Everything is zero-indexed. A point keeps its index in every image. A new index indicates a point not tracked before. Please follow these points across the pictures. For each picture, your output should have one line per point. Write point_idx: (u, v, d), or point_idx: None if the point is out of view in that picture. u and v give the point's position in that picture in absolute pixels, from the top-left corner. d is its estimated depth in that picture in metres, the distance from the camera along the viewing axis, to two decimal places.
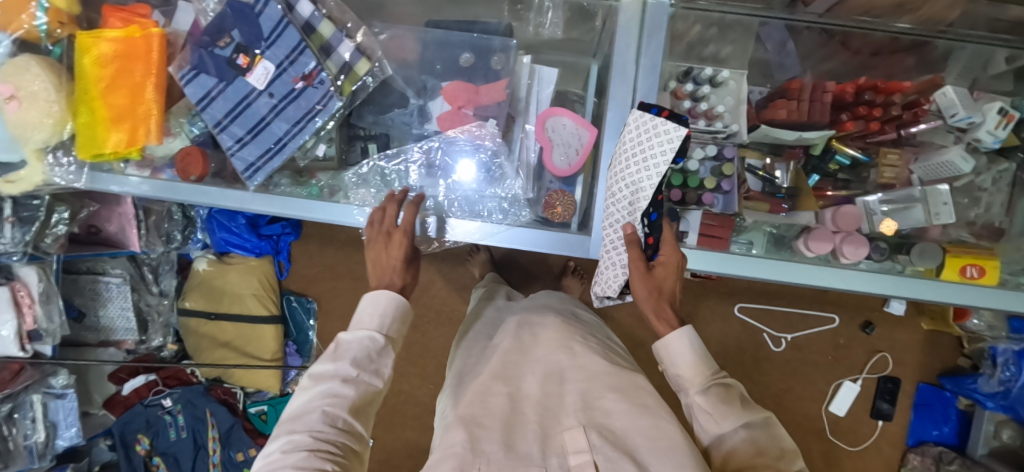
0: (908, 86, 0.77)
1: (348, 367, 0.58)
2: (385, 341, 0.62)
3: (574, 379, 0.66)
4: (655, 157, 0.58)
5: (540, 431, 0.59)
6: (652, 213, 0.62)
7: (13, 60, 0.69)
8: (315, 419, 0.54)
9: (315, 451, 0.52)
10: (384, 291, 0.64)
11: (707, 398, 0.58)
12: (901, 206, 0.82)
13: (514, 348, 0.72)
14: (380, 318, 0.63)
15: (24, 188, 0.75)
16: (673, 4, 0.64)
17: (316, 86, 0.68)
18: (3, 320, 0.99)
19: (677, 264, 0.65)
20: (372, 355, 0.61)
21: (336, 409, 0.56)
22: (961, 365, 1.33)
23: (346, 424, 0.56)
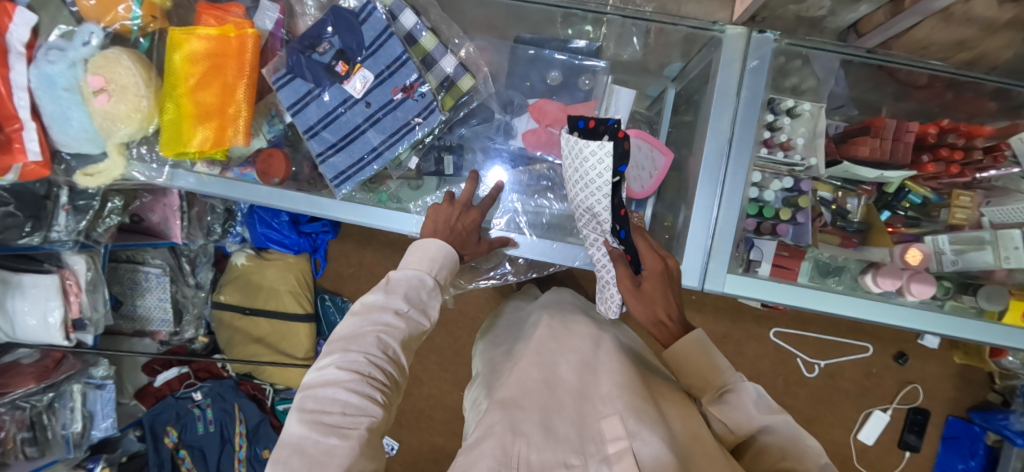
0: (989, 131, 0.80)
1: (399, 301, 0.56)
2: (433, 283, 0.61)
3: (610, 371, 0.61)
4: (600, 173, 0.62)
5: (575, 418, 0.55)
6: (620, 229, 0.65)
7: (104, 53, 0.68)
8: (370, 344, 0.52)
9: (366, 374, 0.50)
10: (436, 239, 0.63)
11: (720, 405, 0.58)
12: (969, 248, 0.81)
13: (549, 337, 0.68)
14: (425, 259, 0.61)
15: (101, 181, 0.75)
16: (776, 39, 0.71)
17: (416, 99, 0.71)
18: (51, 307, 0.97)
19: (663, 270, 0.65)
20: (423, 295, 0.59)
21: (389, 337, 0.54)
22: (990, 400, 1.34)
23: (394, 353, 0.54)
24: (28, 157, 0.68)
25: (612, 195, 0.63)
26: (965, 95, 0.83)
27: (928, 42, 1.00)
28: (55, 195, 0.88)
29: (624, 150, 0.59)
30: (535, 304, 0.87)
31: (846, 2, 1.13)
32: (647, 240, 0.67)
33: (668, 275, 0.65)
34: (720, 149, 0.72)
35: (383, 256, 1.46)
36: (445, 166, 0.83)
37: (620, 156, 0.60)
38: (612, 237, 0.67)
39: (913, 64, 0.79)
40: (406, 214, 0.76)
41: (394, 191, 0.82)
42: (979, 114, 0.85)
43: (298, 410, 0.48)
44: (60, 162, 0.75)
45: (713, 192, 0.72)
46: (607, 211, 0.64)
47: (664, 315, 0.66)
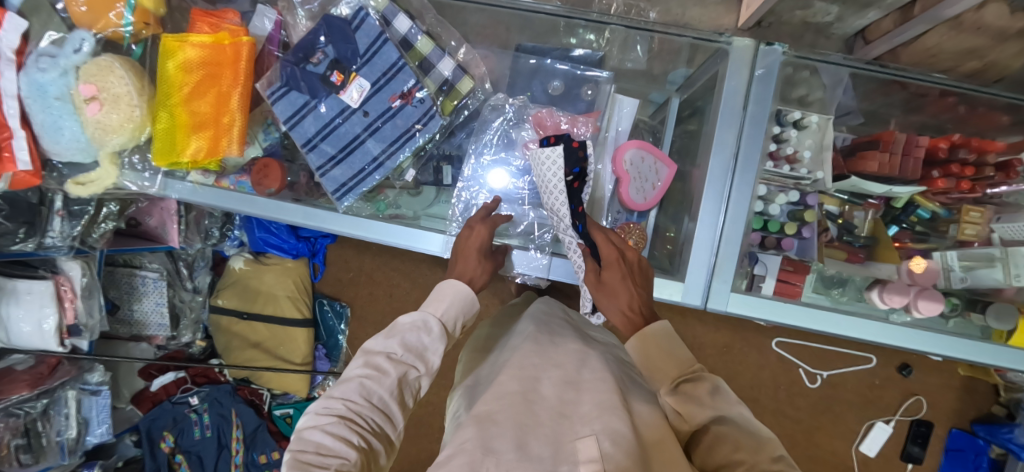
0: (1002, 146, 0.78)
1: (395, 345, 0.54)
2: (439, 328, 0.58)
3: (593, 390, 0.57)
4: (554, 169, 0.68)
5: (551, 436, 0.51)
6: (579, 223, 0.68)
7: (96, 60, 0.67)
8: (352, 389, 0.50)
9: (347, 419, 0.48)
10: (454, 283, 0.63)
11: (676, 395, 0.54)
12: (978, 265, 0.80)
13: (534, 352, 0.66)
14: (435, 303, 0.61)
15: (93, 190, 0.74)
16: (786, 51, 0.69)
17: (415, 105, 0.69)
18: (45, 313, 0.95)
19: (616, 258, 0.64)
20: (424, 339, 0.57)
21: (374, 383, 0.51)
22: (995, 413, 1.32)
23: (381, 400, 0.51)
24: (18, 166, 0.67)
25: (565, 193, 0.68)
26: (976, 108, 0.81)
27: (937, 51, 0.98)
28: (49, 200, 0.86)
29: (576, 155, 0.66)
30: (525, 316, 0.84)
31: (853, 8, 1.11)
32: (603, 233, 0.66)
33: (626, 264, 0.65)
34: (725, 165, 0.70)
35: (382, 261, 1.45)
36: (443, 176, 0.82)
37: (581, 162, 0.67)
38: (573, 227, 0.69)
39: (916, 77, 0.77)
40: (401, 227, 0.75)
41: (392, 199, 0.81)
42: (990, 128, 0.83)
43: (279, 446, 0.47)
44: (51, 170, 0.74)
45: (718, 207, 0.71)
46: (566, 208, 0.69)
47: (628, 308, 0.63)
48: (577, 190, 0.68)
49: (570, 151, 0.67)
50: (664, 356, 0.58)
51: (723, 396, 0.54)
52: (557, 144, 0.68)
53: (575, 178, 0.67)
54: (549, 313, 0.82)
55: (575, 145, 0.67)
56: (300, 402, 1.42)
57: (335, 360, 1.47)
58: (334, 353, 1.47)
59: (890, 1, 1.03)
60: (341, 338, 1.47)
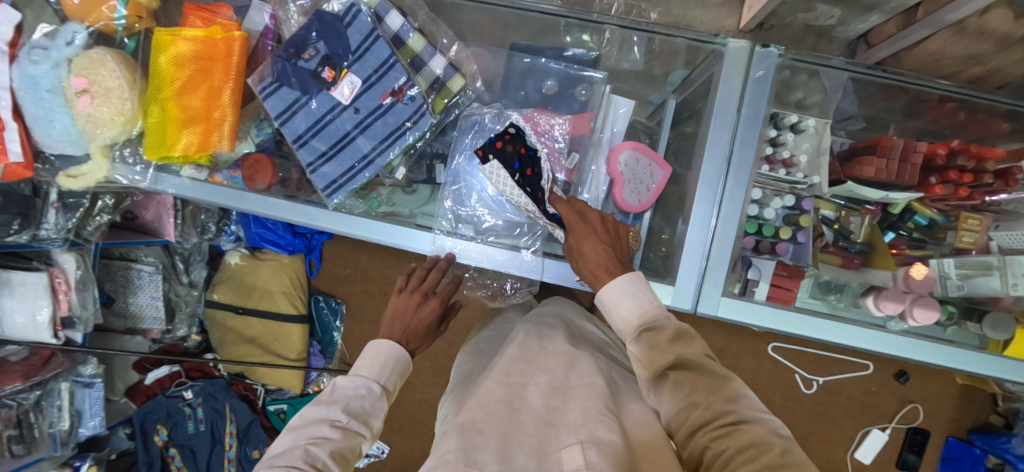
0: (1001, 153, 0.77)
1: (338, 411, 0.53)
2: (380, 391, 0.58)
3: (579, 396, 0.59)
4: (503, 181, 0.71)
5: (535, 446, 0.52)
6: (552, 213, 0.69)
7: (88, 54, 0.67)
8: (296, 455, 0.48)
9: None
10: (388, 341, 0.62)
11: (639, 343, 0.53)
12: (976, 273, 0.78)
13: (520, 356, 0.65)
14: (372, 364, 0.59)
15: (85, 183, 0.74)
16: (781, 53, 0.69)
17: (406, 103, 0.69)
18: (39, 305, 0.96)
19: (578, 218, 0.64)
20: (366, 405, 0.56)
21: (318, 448, 0.49)
22: (993, 422, 1.31)
23: (327, 466, 0.49)
24: (9, 157, 0.67)
25: (522, 186, 0.70)
26: (976, 115, 0.81)
27: (940, 56, 0.97)
28: (43, 193, 0.87)
29: (509, 152, 0.71)
30: (521, 318, 0.83)
31: (855, 12, 1.10)
32: (564, 201, 0.67)
33: (592, 225, 0.63)
34: (718, 168, 0.70)
35: (378, 259, 1.45)
36: (436, 174, 0.82)
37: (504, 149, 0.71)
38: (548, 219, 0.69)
39: (919, 82, 0.77)
40: (392, 226, 0.74)
41: (386, 197, 0.80)
42: (991, 135, 0.82)
43: None
44: (43, 162, 0.73)
45: (710, 211, 0.70)
46: (528, 199, 0.70)
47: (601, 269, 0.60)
48: (532, 176, 0.70)
49: (501, 152, 0.71)
50: (626, 307, 0.56)
51: (685, 341, 0.53)
52: (490, 156, 0.71)
53: (523, 170, 0.71)
54: (542, 311, 0.82)
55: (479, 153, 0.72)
56: (294, 398, 1.41)
57: (330, 357, 1.47)
58: (329, 349, 1.46)
59: (893, 6, 1.02)
60: (336, 334, 1.46)
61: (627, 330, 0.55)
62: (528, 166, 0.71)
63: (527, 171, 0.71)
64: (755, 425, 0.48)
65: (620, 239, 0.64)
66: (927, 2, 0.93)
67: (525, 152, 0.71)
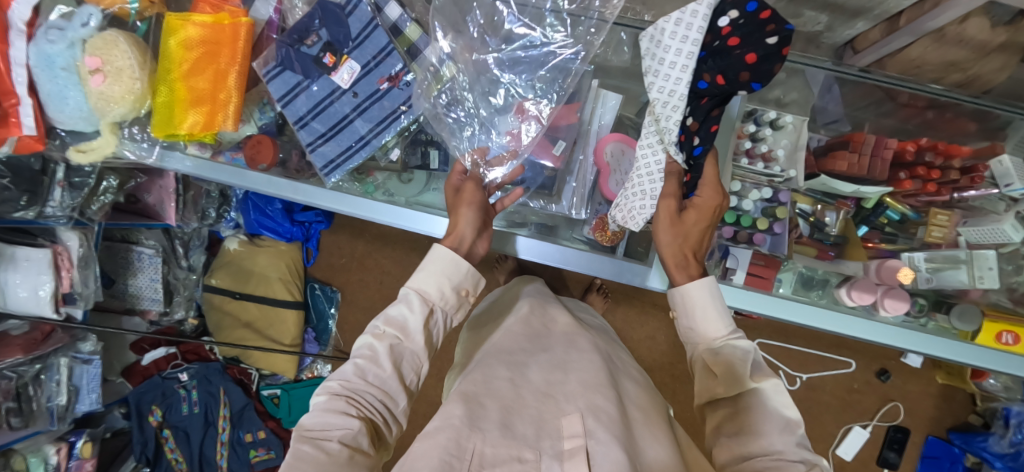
0: (966, 151, 0.81)
1: (381, 324, 0.57)
2: (420, 301, 0.58)
3: (579, 370, 0.60)
4: (678, 84, 0.59)
5: (535, 416, 0.53)
6: (695, 145, 0.63)
7: (102, 34, 0.70)
8: (348, 368, 0.55)
9: (345, 394, 0.53)
10: (434, 250, 0.60)
11: (716, 355, 0.59)
12: (945, 266, 0.83)
13: (523, 335, 0.68)
14: (414, 273, 0.59)
15: (93, 158, 0.77)
16: None
17: (401, 87, 0.74)
18: (42, 280, 0.98)
19: (715, 208, 0.65)
20: (409, 314, 0.57)
21: (365, 361, 0.55)
22: (972, 422, 1.34)
23: (376, 381, 0.55)
24: (22, 130, 0.70)
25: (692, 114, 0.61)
26: (945, 114, 0.85)
27: (921, 61, 0.99)
28: (51, 171, 0.90)
29: (761, 30, 0.52)
30: (522, 295, 0.87)
31: (841, 19, 1.14)
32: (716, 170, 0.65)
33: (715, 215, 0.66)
34: None
35: (375, 248, 1.49)
36: (429, 160, 0.84)
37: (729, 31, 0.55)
38: (684, 153, 0.63)
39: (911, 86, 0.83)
40: (391, 207, 0.79)
41: (382, 183, 0.83)
42: (958, 134, 0.86)
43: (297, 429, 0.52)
44: (54, 137, 0.77)
45: None
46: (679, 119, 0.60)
47: (688, 252, 0.66)
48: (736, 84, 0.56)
49: (746, 32, 0.54)
50: (710, 316, 0.62)
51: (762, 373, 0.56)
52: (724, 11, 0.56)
53: (711, 82, 0.58)
54: (533, 291, 0.88)
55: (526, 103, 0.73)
56: (287, 383, 1.44)
57: (324, 344, 1.50)
58: (323, 337, 1.49)
59: (877, 13, 1.06)
60: (331, 323, 1.50)
61: (706, 340, 0.61)
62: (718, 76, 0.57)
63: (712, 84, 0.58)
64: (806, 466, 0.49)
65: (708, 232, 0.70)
66: (911, 9, 0.97)
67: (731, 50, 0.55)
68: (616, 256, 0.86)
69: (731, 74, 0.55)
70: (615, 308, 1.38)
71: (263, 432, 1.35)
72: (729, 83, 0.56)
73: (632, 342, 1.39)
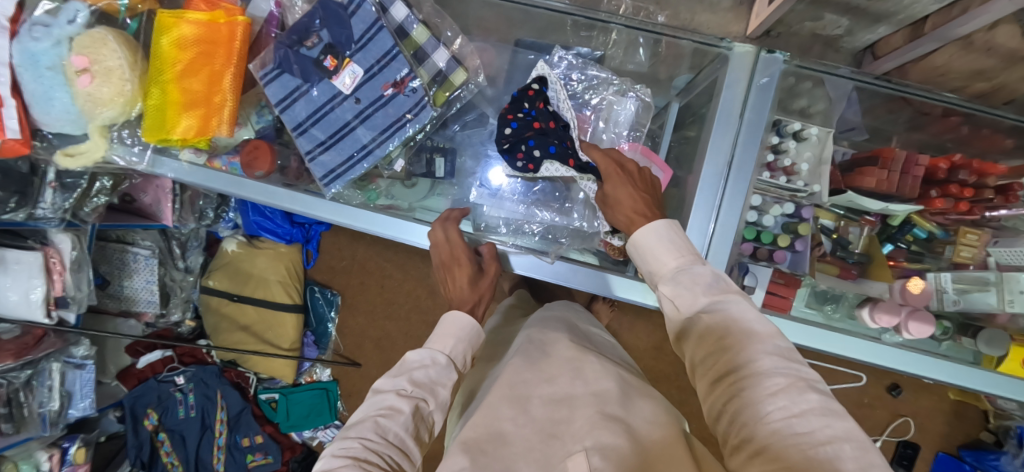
0: (1000, 169, 0.76)
1: (403, 383, 0.55)
2: (447, 362, 0.60)
3: (586, 405, 0.58)
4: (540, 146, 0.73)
5: (541, 460, 0.51)
6: (551, 145, 0.70)
7: (90, 32, 0.66)
8: (367, 427, 0.51)
9: (361, 458, 0.48)
10: (456, 312, 0.66)
11: (671, 284, 0.52)
12: (972, 288, 0.79)
13: (525, 366, 0.66)
14: (438, 338, 0.62)
15: (82, 163, 0.73)
16: (785, 58, 0.69)
17: (407, 94, 0.68)
18: (33, 284, 0.94)
19: (615, 164, 0.64)
20: (432, 374, 0.58)
21: (388, 420, 0.52)
22: (983, 439, 1.31)
23: (396, 437, 0.51)
24: (7, 134, 0.66)
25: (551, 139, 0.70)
26: (979, 129, 0.81)
27: (946, 69, 0.97)
28: (41, 172, 0.86)
29: (528, 96, 0.73)
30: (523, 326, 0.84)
31: (863, 23, 1.09)
32: (600, 150, 0.66)
33: (625, 172, 0.64)
34: (718, 171, 0.70)
35: (376, 251, 1.45)
36: (435, 168, 0.82)
37: (528, 108, 0.72)
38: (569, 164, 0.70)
39: (926, 95, 0.77)
40: (390, 218, 0.76)
41: (385, 189, 0.81)
42: (993, 150, 0.83)
43: None
44: (41, 140, 0.72)
45: (708, 215, 0.71)
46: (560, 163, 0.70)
47: (631, 213, 0.61)
48: (559, 128, 0.70)
49: (544, 115, 0.71)
50: (659, 251, 0.54)
51: (721, 288, 0.49)
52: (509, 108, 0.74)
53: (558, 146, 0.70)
54: (548, 318, 0.84)
55: (508, 116, 0.73)
56: (286, 387, 1.42)
57: (323, 348, 1.48)
58: (323, 340, 1.47)
59: (901, 17, 1.01)
60: (331, 326, 1.47)
61: (657, 276, 0.54)
62: (543, 121, 0.71)
63: (533, 125, 0.71)
64: (786, 378, 0.42)
65: (651, 188, 0.65)
66: (935, 15, 0.92)
67: (544, 108, 0.72)
68: (626, 273, 0.77)
69: (544, 119, 0.71)
70: (622, 316, 1.35)
71: (261, 437, 1.34)
72: (543, 119, 0.71)
73: (637, 351, 1.35)
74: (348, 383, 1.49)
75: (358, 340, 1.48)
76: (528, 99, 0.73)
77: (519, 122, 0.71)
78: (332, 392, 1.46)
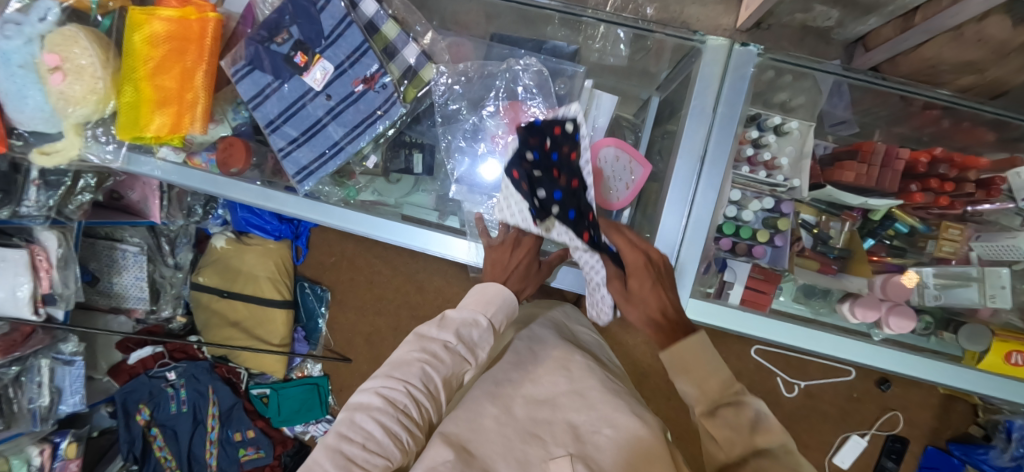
0: (982, 163, 0.76)
1: (452, 336, 0.55)
2: (488, 326, 0.59)
3: (568, 407, 0.59)
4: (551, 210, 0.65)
5: (520, 460, 0.52)
6: (570, 210, 0.64)
7: (61, 30, 0.65)
8: (412, 373, 0.52)
9: (400, 407, 0.50)
10: (497, 284, 0.62)
11: (715, 420, 0.51)
12: (954, 283, 0.78)
13: (512, 364, 0.67)
14: (488, 301, 0.60)
15: (58, 161, 0.73)
16: (760, 53, 0.68)
17: (377, 90, 0.67)
18: (20, 281, 0.95)
19: (644, 263, 0.61)
20: (475, 336, 0.58)
21: (433, 371, 0.53)
22: (972, 434, 1.30)
23: (433, 389, 0.53)
24: None
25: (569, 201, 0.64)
26: (960, 123, 0.80)
27: (936, 61, 0.94)
28: (24, 169, 0.86)
29: (551, 138, 0.65)
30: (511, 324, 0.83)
31: (854, 14, 1.07)
32: (623, 235, 0.63)
33: (653, 267, 0.61)
34: (691, 168, 0.69)
35: (365, 247, 1.46)
36: (413, 164, 0.82)
37: (551, 147, 0.65)
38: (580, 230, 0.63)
39: (905, 89, 0.75)
40: (366, 215, 0.75)
41: (365, 185, 0.81)
42: (975, 145, 0.82)
43: (345, 440, 0.46)
44: (18, 138, 0.72)
45: (681, 211, 0.70)
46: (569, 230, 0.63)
47: (658, 314, 0.60)
48: (580, 191, 0.64)
49: (566, 166, 0.65)
50: (701, 382, 0.53)
51: (764, 427, 0.50)
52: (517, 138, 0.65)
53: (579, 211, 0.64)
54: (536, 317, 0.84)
55: (528, 142, 0.64)
56: (276, 383, 1.42)
57: (314, 344, 1.48)
58: (313, 336, 1.47)
59: (891, 8, 0.99)
60: (321, 321, 1.48)
61: (700, 404, 0.53)
62: (568, 175, 0.64)
63: (553, 172, 0.64)
64: None
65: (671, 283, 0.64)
66: (925, 6, 0.91)
67: (570, 159, 0.65)
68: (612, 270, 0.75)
69: (569, 172, 0.64)
70: None
71: (252, 431, 1.34)
72: (568, 171, 0.64)
73: (627, 346, 1.36)
74: (339, 378, 1.49)
75: (348, 336, 1.49)
76: (553, 139, 0.65)
77: (542, 159, 0.64)
78: (323, 387, 1.46)
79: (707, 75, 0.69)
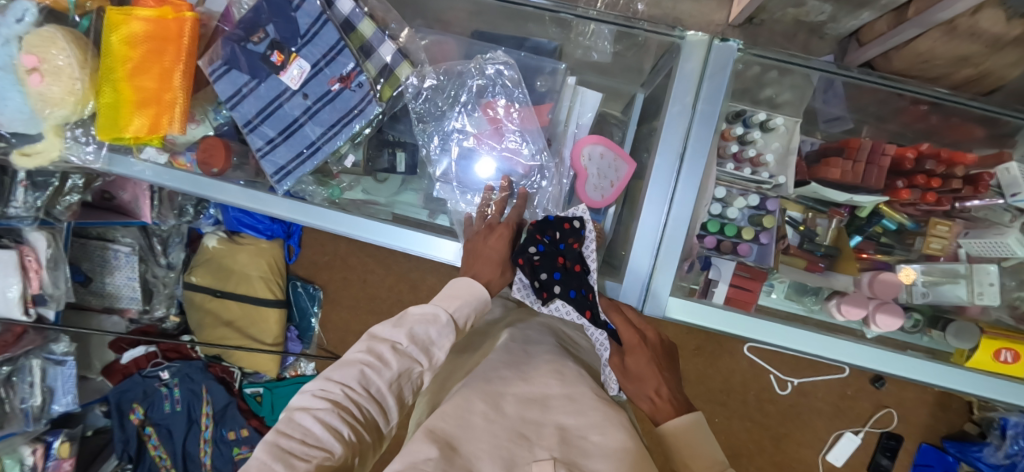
0: (971, 159, 0.75)
1: (403, 336, 0.53)
2: (448, 322, 0.56)
3: (559, 409, 0.58)
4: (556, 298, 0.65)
5: (506, 458, 0.50)
6: (572, 290, 0.63)
7: (39, 31, 0.65)
8: (351, 374, 0.49)
9: (341, 406, 0.48)
10: (466, 280, 0.61)
11: None
12: (943, 280, 0.77)
13: (505, 362, 0.66)
14: (449, 298, 0.58)
15: (39, 162, 0.74)
16: (740, 48, 0.67)
17: (354, 89, 0.67)
18: (9, 282, 0.95)
19: (641, 344, 0.63)
20: (432, 333, 0.54)
21: (374, 372, 0.50)
22: (968, 431, 1.29)
23: (377, 391, 0.50)
24: None
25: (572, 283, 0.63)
26: (950, 119, 0.79)
27: (929, 56, 0.92)
28: (10, 171, 0.87)
29: (562, 225, 0.65)
30: (505, 324, 0.81)
31: (846, 8, 1.06)
32: (621, 314, 0.64)
33: (649, 348, 0.63)
34: (671, 165, 0.69)
35: (358, 246, 1.46)
36: (397, 163, 0.82)
37: (559, 236, 0.65)
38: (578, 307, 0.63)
39: (893, 85, 0.73)
40: (344, 214, 0.73)
41: (348, 185, 0.81)
42: (965, 140, 0.81)
43: (280, 434, 0.45)
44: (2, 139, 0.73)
45: (661, 208, 0.69)
46: (573, 308, 0.63)
47: (654, 392, 0.60)
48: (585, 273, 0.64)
49: (576, 257, 0.64)
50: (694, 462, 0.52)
51: None
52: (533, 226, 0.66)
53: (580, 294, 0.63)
54: (530, 321, 0.81)
55: (535, 235, 0.64)
56: (269, 382, 1.43)
57: (307, 342, 1.49)
58: (306, 335, 1.48)
59: (883, 2, 0.98)
60: (314, 320, 1.48)
61: None
62: (571, 260, 0.64)
63: (559, 259, 0.64)
64: None
65: (669, 363, 0.66)
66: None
67: (576, 245, 0.64)
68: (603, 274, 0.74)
69: (573, 259, 0.64)
70: None
71: (246, 430, 1.33)
72: (572, 258, 0.64)
73: None
74: None
75: (342, 334, 1.49)
76: (558, 228, 0.65)
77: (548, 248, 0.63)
78: None
79: (687, 72, 0.69)
